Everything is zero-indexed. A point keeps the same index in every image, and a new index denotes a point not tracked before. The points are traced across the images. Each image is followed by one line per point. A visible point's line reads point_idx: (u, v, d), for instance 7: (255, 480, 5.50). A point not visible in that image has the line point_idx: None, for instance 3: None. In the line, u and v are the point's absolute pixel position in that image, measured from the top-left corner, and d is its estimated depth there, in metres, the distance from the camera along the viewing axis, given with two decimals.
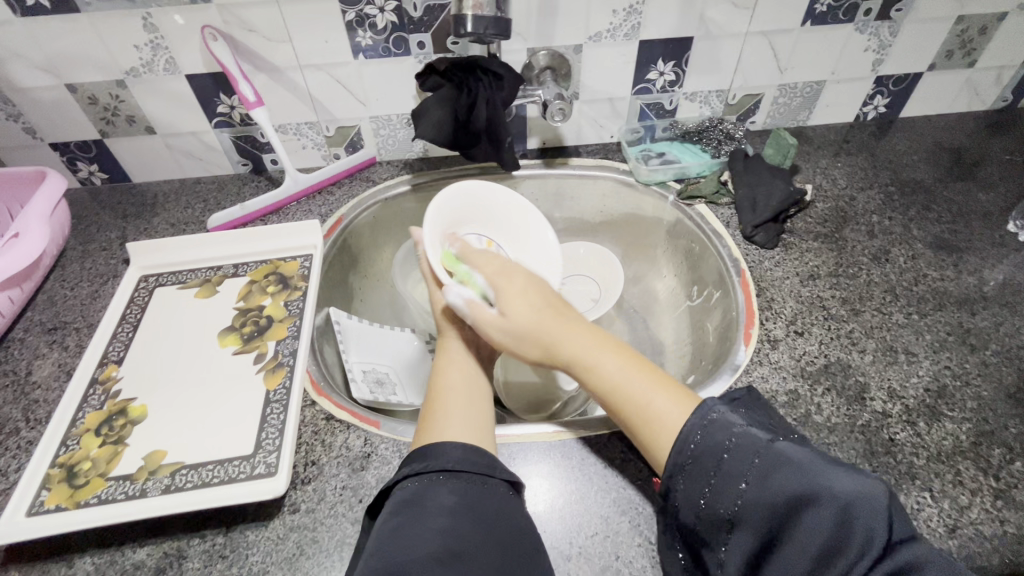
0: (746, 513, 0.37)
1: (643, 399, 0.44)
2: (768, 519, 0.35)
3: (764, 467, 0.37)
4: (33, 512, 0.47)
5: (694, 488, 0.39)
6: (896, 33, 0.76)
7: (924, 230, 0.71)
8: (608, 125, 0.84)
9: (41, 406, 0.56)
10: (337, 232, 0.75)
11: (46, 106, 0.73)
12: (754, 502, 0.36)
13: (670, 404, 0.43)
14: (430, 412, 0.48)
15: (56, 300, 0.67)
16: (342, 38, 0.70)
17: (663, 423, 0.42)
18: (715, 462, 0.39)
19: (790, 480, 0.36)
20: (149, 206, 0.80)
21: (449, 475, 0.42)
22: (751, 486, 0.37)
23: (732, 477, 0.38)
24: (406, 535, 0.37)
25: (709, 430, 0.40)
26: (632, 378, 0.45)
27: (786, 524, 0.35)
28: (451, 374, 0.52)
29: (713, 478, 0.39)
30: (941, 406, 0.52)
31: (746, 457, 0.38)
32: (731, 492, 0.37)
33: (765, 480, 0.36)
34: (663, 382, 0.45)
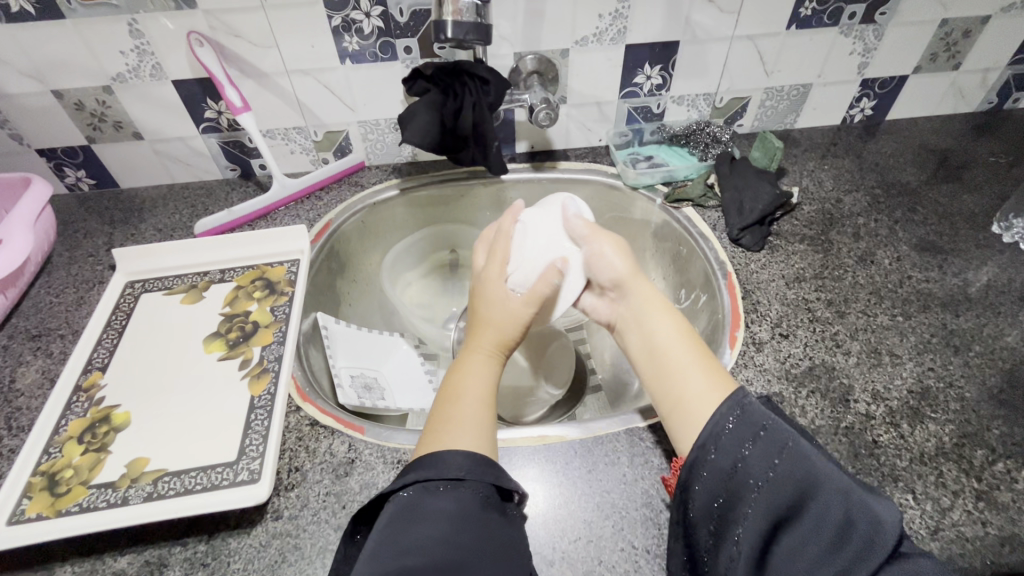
0: (770, 492, 0.37)
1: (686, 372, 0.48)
2: (788, 501, 0.36)
3: (796, 453, 0.38)
4: (13, 521, 0.47)
5: (725, 461, 0.40)
6: (881, 36, 0.77)
7: (909, 232, 0.71)
8: (596, 128, 0.84)
9: (25, 413, 0.56)
10: (325, 236, 0.75)
11: (33, 113, 0.73)
12: (779, 482, 0.37)
13: (710, 385, 0.46)
14: (440, 419, 0.48)
15: (42, 307, 0.67)
16: (328, 43, 0.70)
17: (696, 406, 0.45)
18: (748, 441, 0.39)
19: (819, 468, 0.37)
20: (136, 212, 0.80)
21: (453, 484, 0.41)
22: (782, 466, 0.38)
23: (763, 458, 0.38)
24: (402, 546, 0.36)
25: (749, 412, 0.41)
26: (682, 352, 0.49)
27: (803, 507, 0.36)
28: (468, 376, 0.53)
29: (743, 456, 0.39)
30: (925, 408, 0.52)
31: (778, 440, 0.39)
32: (760, 469, 0.38)
33: (793, 462, 0.37)
34: (707, 368, 0.48)
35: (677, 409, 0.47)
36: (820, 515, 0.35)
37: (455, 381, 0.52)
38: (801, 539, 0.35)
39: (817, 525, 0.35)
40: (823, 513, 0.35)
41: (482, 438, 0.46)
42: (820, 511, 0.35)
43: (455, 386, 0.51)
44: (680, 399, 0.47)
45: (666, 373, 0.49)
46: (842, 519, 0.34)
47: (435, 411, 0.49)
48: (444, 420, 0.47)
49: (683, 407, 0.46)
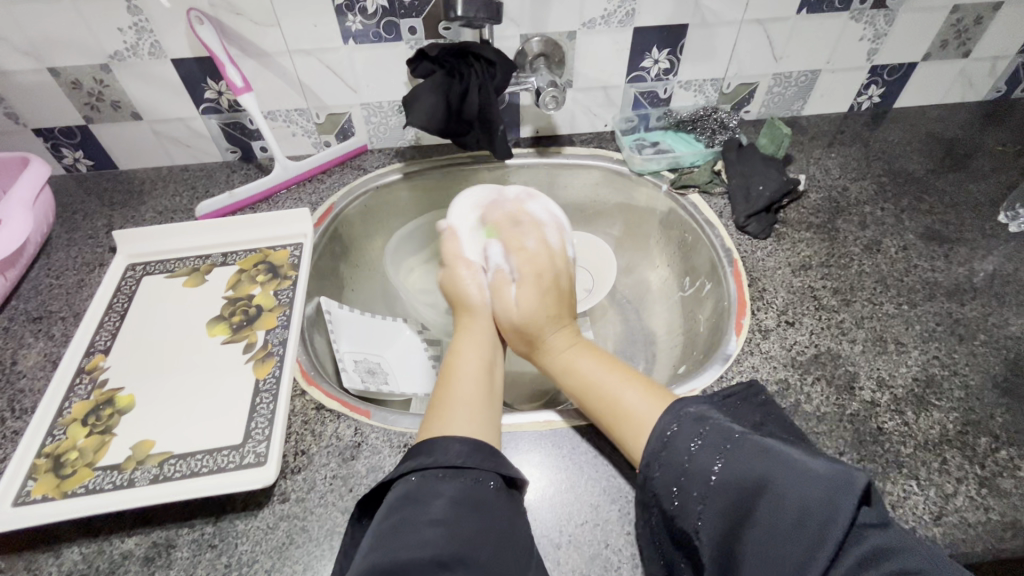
0: (720, 497, 0.37)
1: (617, 393, 0.48)
2: (738, 499, 0.36)
3: (734, 453, 0.37)
4: (19, 502, 0.47)
5: (669, 475, 0.40)
6: (892, 22, 0.76)
7: (915, 220, 0.71)
8: (602, 113, 0.83)
9: (28, 396, 0.56)
10: (327, 220, 0.75)
11: (29, 90, 0.72)
12: (727, 481, 0.37)
13: (644, 401, 0.47)
14: (438, 405, 0.48)
15: (42, 289, 0.66)
16: (331, 22, 0.69)
17: (635, 416, 0.46)
18: (690, 447, 0.40)
19: (763, 458, 0.36)
20: (136, 194, 0.79)
21: (452, 472, 0.41)
22: (725, 467, 0.37)
23: (705, 462, 0.38)
24: (405, 538, 0.37)
25: (684, 422, 0.41)
26: (605, 373, 0.51)
27: (754, 508, 0.35)
28: (467, 360, 0.53)
29: (686, 465, 0.39)
30: (929, 395, 0.53)
31: (719, 441, 0.39)
32: (704, 474, 0.38)
33: (737, 459, 0.37)
34: (638, 383, 0.49)
35: (618, 423, 0.47)
36: (772, 504, 0.34)
37: (453, 357, 0.54)
38: (755, 536, 0.34)
39: (763, 514, 0.34)
40: (774, 504, 0.34)
41: (480, 423, 0.47)
42: (770, 507, 0.34)
43: (456, 365, 0.53)
44: (615, 417, 0.47)
45: (588, 400, 0.50)
46: (792, 504, 0.34)
47: (435, 393, 0.50)
48: (442, 405, 0.48)
49: (625, 420, 0.46)
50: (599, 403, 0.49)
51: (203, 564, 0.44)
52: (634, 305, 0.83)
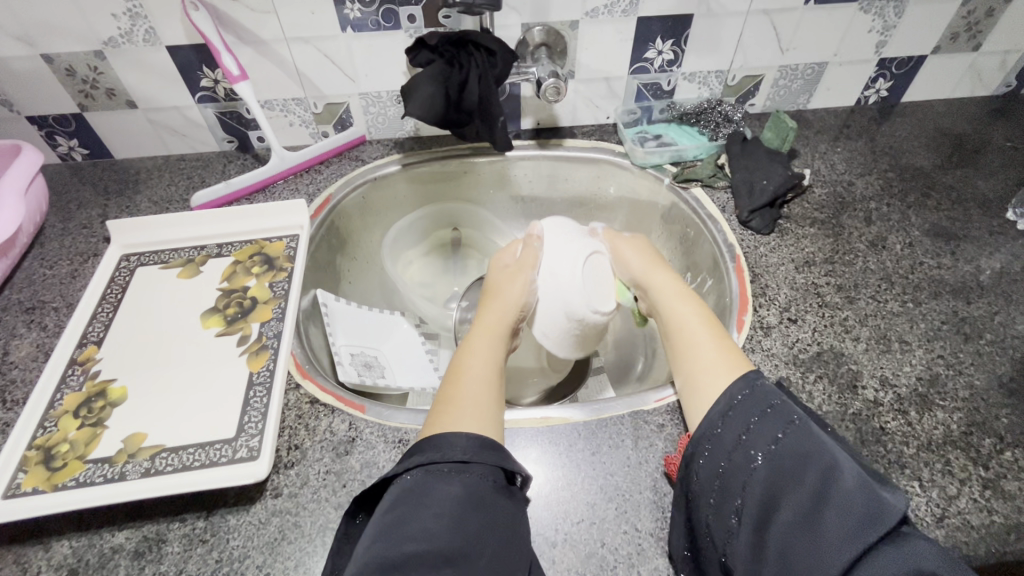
0: (774, 466, 0.39)
1: (700, 342, 0.51)
2: (790, 470, 0.38)
3: (800, 429, 0.40)
4: (9, 495, 0.46)
5: (728, 434, 0.42)
6: (901, 14, 0.74)
7: (921, 217, 0.69)
8: (604, 105, 0.82)
9: (19, 386, 0.55)
10: (324, 212, 0.74)
11: (22, 77, 0.71)
12: (782, 452, 0.39)
13: (721, 363, 0.48)
14: (442, 403, 0.47)
15: (35, 279, 0.66)
16: (329, 10, 0.68)
17: (708, 376, 0.48)
18: (754, 416, 0.42)
19: (824, 444, 0.38)
20: (131, 183, 0.78)
21: (459, 468, 0.40)
22: (787, 438, 0.39)
23: (767, 432, 0.40)
24: (402, 534, 0.36)
25: (757, 391, 0.43)
26: (698, 320, 0.53)
27: (805, 483, 0.37)
28: (476, 356, 0.53)
29: (749, 426, 0.41)
30: (933, 395, 0.52)
31: (785, 416, 0.41)
32: (765, 440, 0.40)
33: (796, 443, 0.39)
34: (724, 347, 0.50)
35: (694, 377, 0.49)
36: (824, 483, 0.36)
37: (463, 354, 0.54)
38: (798, 506, 0.36)
39: (816, 488, 0.36)
40: (825, 482, 0.36)
41: (486, 422, 0.45)
42: (822, 487, 0.36)
43: (461, 364, 0.52)
44: (693, 374, 0.49)
45: (679, 346, 0.52)
46: (843, 488, 0.35)
47: (439, 392, 0.49)
48: (446, 403, 0.47)
49: (705, 373, 0.48)
50: (687, 350, 0.51)
51: (193, 559, 0.43)
52: None
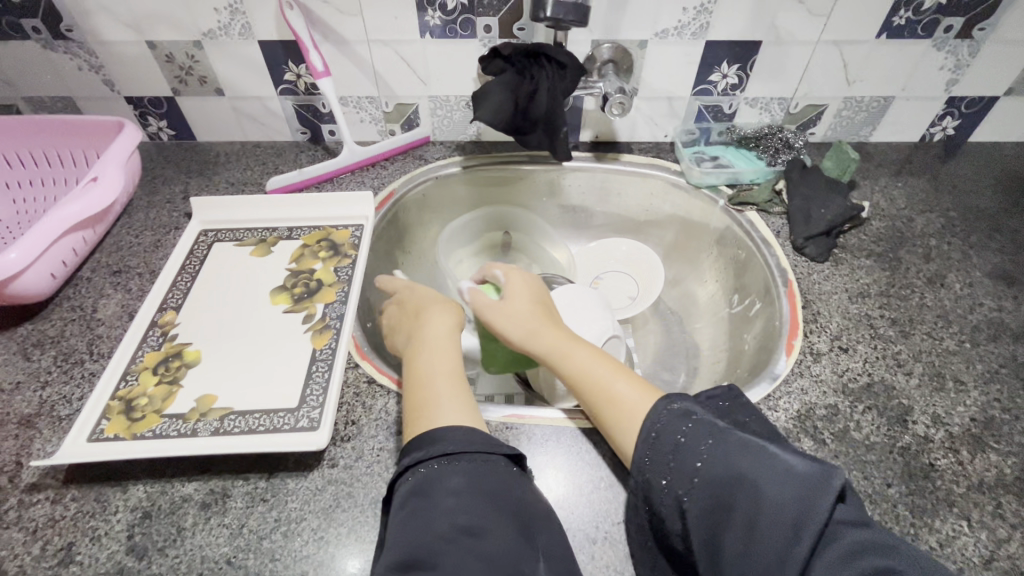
0: (706, 487, 0.39)
1: (610, 389, 0.49)
2: (719, 491, 0.38)
3: (717, 445, 0.40)
4: (93, 438, 0.50)
5: (660, 475, 0.42)
6: (976, 53, 0.74)
7: (984, 258, 0.68)
8: (663, 124, 0.83)
9: (104, 341, 0.60)
10: (388, 205, 0.77)
11: (126, 60, 0.77)
12: (709, 477, 0.39)
13: (634, 393, 0.48)
14: (416, 406, 0.49)
15: (122, 245, 0.71)
16: (411, 16, 0.71)
17: (628, 414, 0.47)
18: (679, 435, 0.42)
19: (741, 452, 0.38)
20: (211, 165, 0.84)
21: (449, 458, 0.43)
22: (707, 460, 0.39)
23: (691, 455, 0.40)
24: (423, 519, 0.38)
25: (669, 418, 0.44)
26: (600, 369, 0.51)
27: (735, 499, 0.36)
28: (424, 359, 0.53)
29: (673, 461, 0.41)
30: (987, 437, 0.51)
31: (702, 437, 0.41)
32: (689, 470, 0.40)
33: (717, 453, 0.39)
34: (628, 376, 0.51)
35: (617, 421, 0.47)
36: (751, 492, 0.36)
37: (414, 365, 0.53)
38: (739, 528, 0.35)
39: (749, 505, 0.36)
40: (748, 495, 0.36)
41: (464, 413, 0.48)
42: (748, 499, 0.36)
43: (420, 368, 0.52)
44: (611, 411, 0.48)
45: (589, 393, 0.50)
46: (767, 497, 0.35)
47: (408, 397, 0.50)
48: (420, 403, 0.49)
49: (619, 420, 0.47)
50: (602, 407, 0.49)
51: (254, 515, 0.46)
52: (679, 317, 0.83)
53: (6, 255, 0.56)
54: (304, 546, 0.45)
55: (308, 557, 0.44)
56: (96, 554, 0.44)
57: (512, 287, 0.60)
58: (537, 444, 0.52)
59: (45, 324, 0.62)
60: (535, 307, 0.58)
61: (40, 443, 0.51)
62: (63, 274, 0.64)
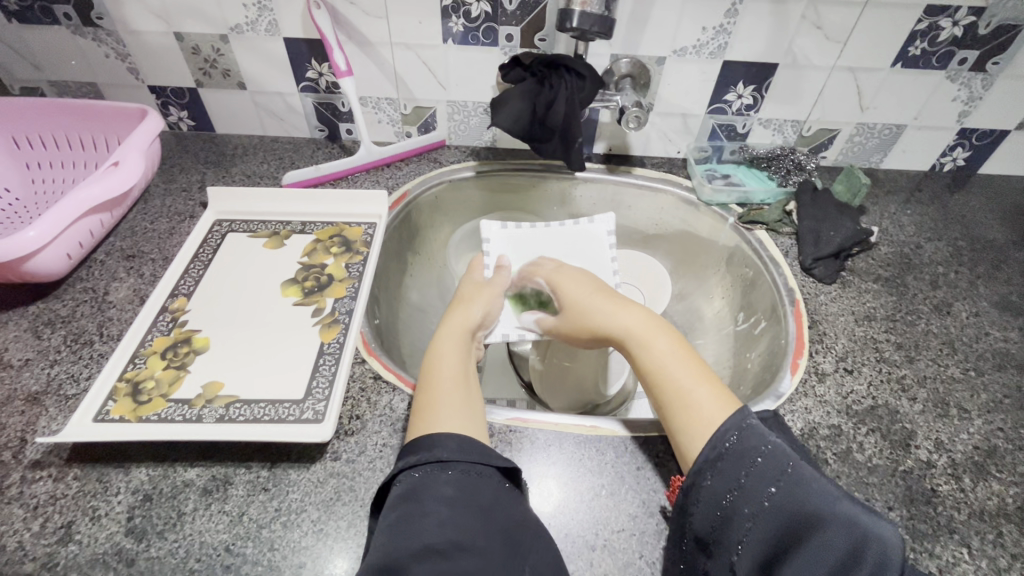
0: (768, 517, 0.39)
1: (684, 386, 0.48)
2: (788, 522, 0.38)
3: (792, 478, 0.39)
4: (99, 419, 0.51)
5: (720, 488, 0.42)
6: (988, 87, 0.75)
7: (991, 288, 0.69)
8: (676, 140, 0.84)
9: (115, 324, 0.60)
10: (401, 204, 0.78)
11: (153, 50, 0.78)
12: (778, 506, 0.39)
13: (714, 396, 0.47)
14: (424, 403, 0.49)
15: (137, 231, 0.72)
16: (435, 22, 0.73)
17: (698, 410, 0.46)
18: (754, 459, 0.41)
19: (817, 494, 0.38)
20: (229, 157, 0.85)
21: (444, 465, 0.42)
22: (780, 492, 0.39)
23: (763, 483, 0.40)
24: (409, 527, 0.38)
25: (747, 437, 0.43)
26: (679, 365, 0.50)
27: (802, 537, 0.37)
28: (444, 361, 0.54)
29: (741, 481, 0.41)
30: (990, 465, 0.51)
31: (779, 466, 0.40)
32: (759, 496, 0.40)
33: (791, 488, 0.39)
34: (711, 379, 0.49)
35: (675, 414, 0.47)
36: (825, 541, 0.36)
37: (431, 361, 0.54)
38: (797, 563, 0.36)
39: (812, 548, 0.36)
40: (811, 535, 0.36)
41: (466, 421, 0.48)
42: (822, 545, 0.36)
43: (434, 365, 0.53)
44: (685, 412, 0.47)
45: (666, 394, 0.49)
46: (825, 538, 0.36)
47: (418, 395, 0.51)
48: (425, 406, 0.49)
49: (693, 416, 0.46)
50: (664, 394, 0.49)
51: (255, 504, 0.46)
52: (683, 332, 0.83)
53: (24, 233, 0.57)
54: (303, 538, 0.45)
55: (307, 548, 0.44)
56: (95, 534, 0.44)
57: (582, 278, 0.63)
58: (540, 448, 0.52)
59: (57, 304, 0.62)
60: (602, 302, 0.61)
61: (46, 420, 0.51)
62: (78, 256, 0.65)
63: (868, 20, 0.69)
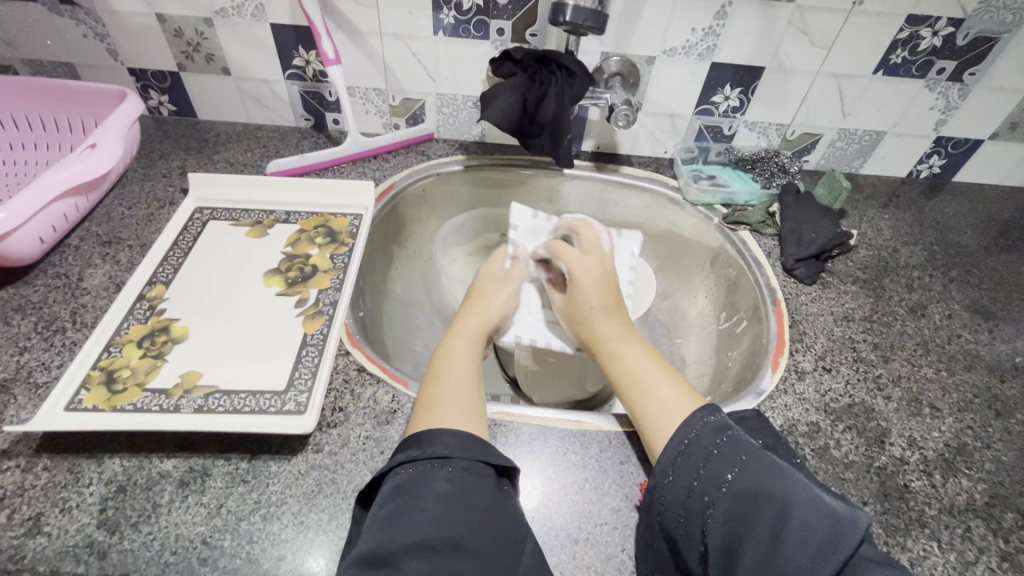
0: (727, 501, 0.40)
1: (652, 384, 0.51)
2: (744, 504, 0.39)
3: (749, 463, 0.41)
4: (70, 408, 0.49)
5: (681, 481, 0.43)
6: (965, 97, 0.77)
7: (963, 292, 0.71)
8: (664, 140, 0.85)
9: (89, 311, 0.59)
10: (389, 196, 0.78)
11: (133, 32, 0.76)
12: (737, 490, 0.40)
13: (677, 394, 0.49)
14: (425, 401, 0.49)
15: (114, 217, 0.70)
16: (425, 14, 0.72)
17: (661, 407, 0.48)
18: (710, 448, 0.43)
19: (773, 473, 0.39)
20: (211, 143, 0.83)
21: (441, 463, 0.42)
22: (737, 477, 0.40)
23: (720, 469, 0.41)
24: (402, 523, 0.37)
25: (702, 432, 0.44)
26: (650, 367, 0.52)
27: (758, 517, 0.37)
28: (452, 363, 0.53)
29: (700, 470, 0.42)
30: (959, 462, 0.53)
31: (735, 453, 0.42)
32: (717, 481, 0.41)
33: (747, 471, 0.40)
34: (676, 381, 0.51)
35: (640, 408, 0.50)
36: (780, 518, 0.37)
37: (438, 363, 0.54)
38: (754, 542, 0.36)
39: (772, 528, 0.36)
40: (782, 517, 0.37)
41: (469, 418, 0.47)
42: (776, 522, 0.37)
43: (444, 368, 0.53)
44: (646, 406, 0.49)
45: (630, 391, 0.51)
46: (800, 520, 0.36)
47: (421, 394, 0.51)
48: (427, 403, 0.49)
49: (651, 408, 0.49)
50: (633, 389, 0.51)
51: (234, 496, 0.46)
52: (668, 330, 0.83)
53: None
54: (283, 530, 0.44)
55: (286, 541, 0.43)
56: (65, 526, 0.43)
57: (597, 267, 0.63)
58: (524, 442, 0.52)
59: (27, 290, 0.60)
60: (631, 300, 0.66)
61: (14, 409, 0.50)
62: (51, 240, 0.63)
63: (853, 26, 0.70)
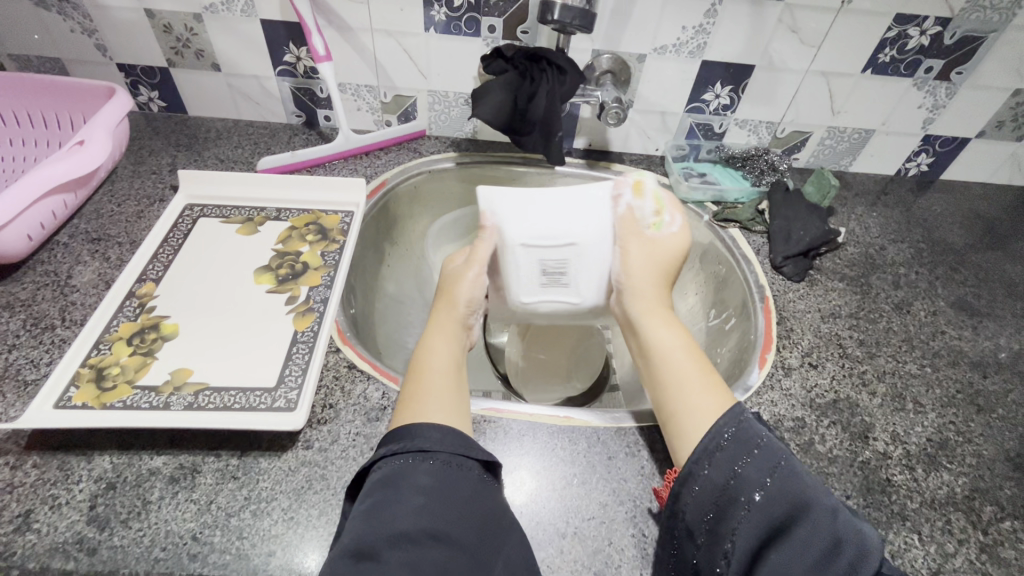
0: (762, 509, 0.40)
1: (687, 382, 0.51)
2: (779, 516, 0.39)
3: (784, 474, 0.41)
4: (60, 405, 0.49)
5: (716, 477, 0.43)
6: (952, 96, 0.78)
7: (948, 289, 0.72)
8: (655, 137, 0.85)
9: (78, 308, 0.58)
10: (379, 193, 0.78)
11: (122, 27, 0.76)
12: (770, 499, 0.40)
13: (711, 398, 0.49)
14: (410, 394, 0.49)
15: (103, 214, 0.70)
16: (416, 10, 0.72)
17: (694, 411, 0.48)
18: (746, 454, 0.43)
19: (807, 489, 0.40)
20: (201, 140, 0.83)
21: (424, 456, 0.42)
22: (773, 485, 0.41)
23: (755, 476, 0.41)
24: (384, 515, 0.38)
25: (743, 432, 0.44)
26: (684, 360, 0.53)
27: (793, 530, 0.38)
28: (434, 358, 0.54)
29: (735, 473, 0.42)
30: (941, 457, 0.54)
31: (771, 462, 0.42)
32: (751, 487, 0.41)
33: (782, 481, 0.41)
34: (709, 379, 0.51)
35: (671, 402, 0.50)
36: (813, 532, 0.38)
37: (422, 356, 0.54)
38: (789, 555, 0.37)
39: (807, 544, 0.37)
40: (814, 532, 0.38)
41: (452, 413, 0.48)
42: (809, 536, 0.38)
43: (422, 364, 0.53)
44: (678, 407, 0.49)
45: (664, 383, 0.52)
46: (832, 539, 0.37)
47: (405, 387, 0.51)
48: (411, 396, 0.49)
49: (686, 408, 0.49)
50: (667, 380, 0.52)
51: (224, 492, 0.46)
52: None
53: None
54: (273, 526, 0.44)
55: (275, 537, 0.44)
56: (55, 523, 0.43)
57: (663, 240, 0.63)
58: (513, 438, 0.52)
59: (16, 287, 0.60)
60: (655, 279, 0.62)
61: (3, 406, 0.50)
62: (39, 237, 0.63)
63: (842, 25, 0.70)
